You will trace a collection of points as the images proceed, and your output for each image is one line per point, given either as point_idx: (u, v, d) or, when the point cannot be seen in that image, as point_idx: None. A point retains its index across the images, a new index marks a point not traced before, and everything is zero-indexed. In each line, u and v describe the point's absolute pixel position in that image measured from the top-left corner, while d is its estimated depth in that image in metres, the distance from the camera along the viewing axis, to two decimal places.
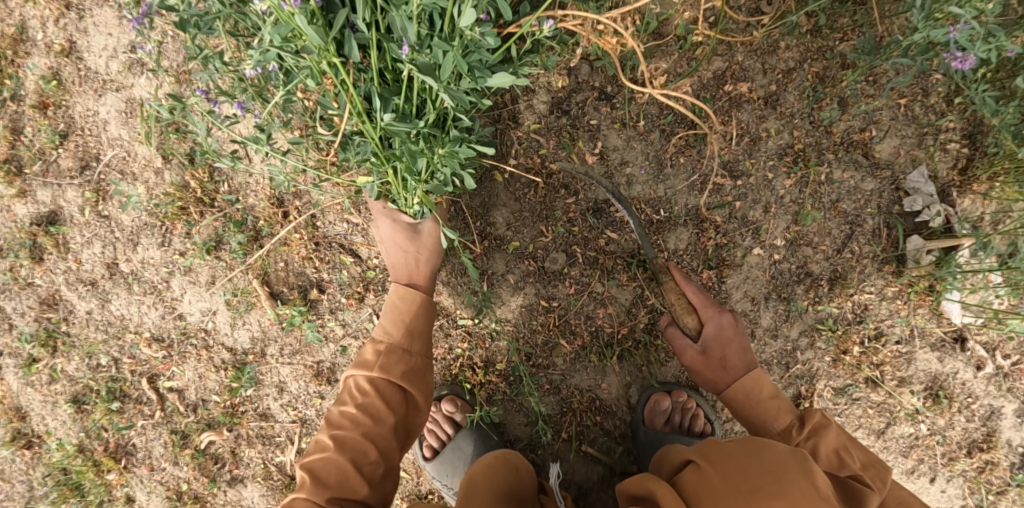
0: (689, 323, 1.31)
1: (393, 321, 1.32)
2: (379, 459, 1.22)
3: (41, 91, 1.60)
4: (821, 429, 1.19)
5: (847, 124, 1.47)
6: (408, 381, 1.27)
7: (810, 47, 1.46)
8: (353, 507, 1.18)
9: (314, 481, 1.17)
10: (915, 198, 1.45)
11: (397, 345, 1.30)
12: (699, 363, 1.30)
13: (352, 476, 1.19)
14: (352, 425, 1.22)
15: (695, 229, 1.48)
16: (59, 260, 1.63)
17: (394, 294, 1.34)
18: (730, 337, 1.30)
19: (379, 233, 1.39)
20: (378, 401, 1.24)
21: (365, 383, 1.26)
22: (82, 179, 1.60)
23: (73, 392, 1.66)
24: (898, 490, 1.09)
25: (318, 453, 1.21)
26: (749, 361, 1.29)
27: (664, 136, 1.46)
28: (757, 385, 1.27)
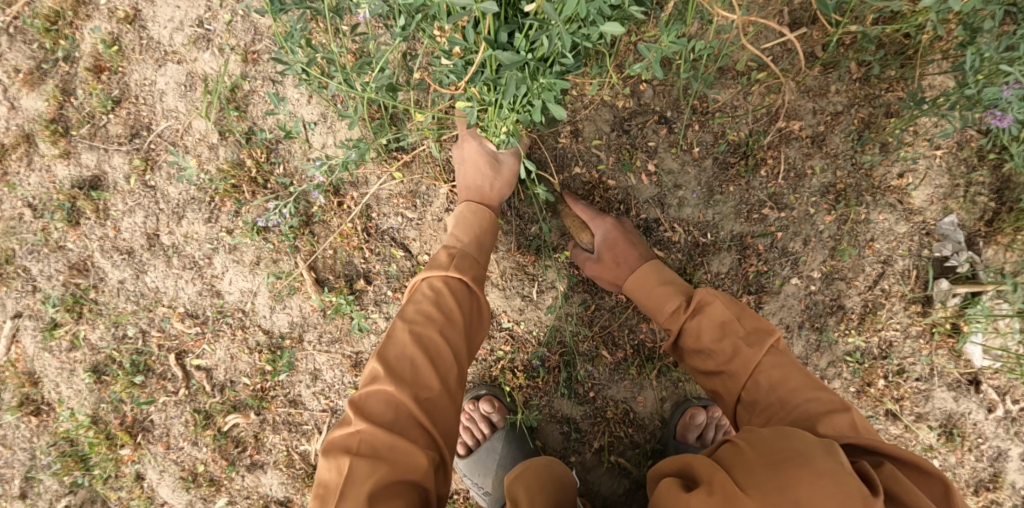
0: (583, 239, 1.42)
1: (465, 232, 1.34)
2: (451, 358, 1.19)
3: (97, 55, 1.58)
4: (706, 306, 1.19)
5: (886, 169, 1.54)
6: (477, 283, 1.27)
7: (858, 94, 1.53)
8: (425, 406, 1.14)
9: (390, 375, 1.13)
10: (944, 244, 1.54)
11: (469, 252, 1.31)
12: (597, 271, 1.40)
13: (427, 371, 1.15)
14: (426, 323, 1.20)
15: (737, 255, 1.54)
16: (96, 226, 1.60)
17: (465, 209, 1.37)
18: (617, 237, 1.38)
19: (462, 155, 1.42)
20: (452, 300, 1.23)
21: (438, 283, 1.25)
22: (130, 146, 1.59)
23: (94, 361, 1.62)
24: (773, 358, 1.11)
25: (392, 348, 1.17)
26: (641, 256, 1.37)
27: (716, 164, 1.52)
28: (650, 273, 1.31)
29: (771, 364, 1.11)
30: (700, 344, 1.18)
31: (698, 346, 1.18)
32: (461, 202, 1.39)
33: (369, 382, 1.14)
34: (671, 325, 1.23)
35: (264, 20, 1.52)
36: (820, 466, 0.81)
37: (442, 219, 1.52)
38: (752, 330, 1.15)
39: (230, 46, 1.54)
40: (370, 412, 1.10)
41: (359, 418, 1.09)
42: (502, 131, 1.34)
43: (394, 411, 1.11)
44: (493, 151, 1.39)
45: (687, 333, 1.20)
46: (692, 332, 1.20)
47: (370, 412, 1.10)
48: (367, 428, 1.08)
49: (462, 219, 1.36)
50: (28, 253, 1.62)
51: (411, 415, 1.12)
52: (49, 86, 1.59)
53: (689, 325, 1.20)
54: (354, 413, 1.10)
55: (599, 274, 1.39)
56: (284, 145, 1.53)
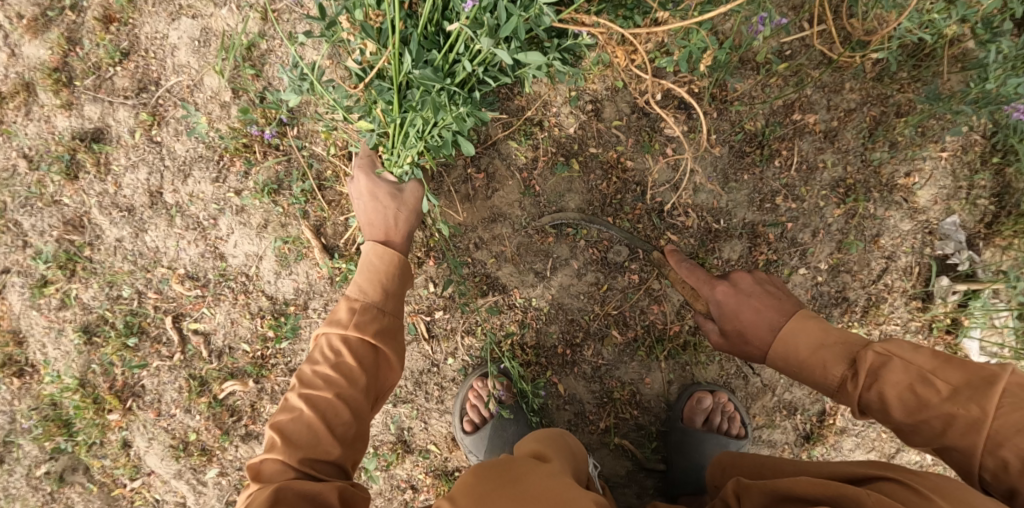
0: (705, 320, 1.30)
1: (368, 281, 1.28)
2: (349, 414, 1.14)
3: (107, 5, 1.53)
4: (879, 371, 1.04)
5: (893, 167, 1.58)
6: (379, 334, 1.21)
7: (871, 93, 1.57)
8: (322, 467, 1.10)
9: (283, 442, 1.10)
10: (947, 243, 1.58)
11: (373, 303, 1.25)
12: (724, 346, 1.27)
13: (323, 430, 1.11)
14: (324, 386, 1.15)
15: (748, 242, 1.54)
16: (96, 181, 1.54)
17: (370, 254, 1.31)
18: (738, 304, 1.23)
19: (358, 188, 1.41)
20: (350, 357, 1.18)
21: (336, 341, 1.20)
22: (137, 101, 1.54)
23: (85, 321, 1.56)
24: (1008, 418, 0.92)
25: (286, 414, 1.14)
26: (782, 312, 1.20)
27: (732, 152, 1.53)
28: (796, 332, 1.15)
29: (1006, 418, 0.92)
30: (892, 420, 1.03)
31: (889, 421, 1.03)
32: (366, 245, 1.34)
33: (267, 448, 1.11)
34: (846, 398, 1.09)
35: None
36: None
37: (457, 190, 1.48)
38: (963, 385, 0.97)
39: (248, 3, 1.50)
40: (263, 477, 1.07)
41: (255, 481, 1.07)
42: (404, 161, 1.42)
43: (290, 472, 1.07)
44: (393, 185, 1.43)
45: (869, 405, 1.05)
46: (875, 405, 1.04)
47: (265, 474, 1.07)
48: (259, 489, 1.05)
49: (369, 266, 1.30)
50: (21, 206, 1.55)
51: (304, 477, 1.07)
52: (53, 34, 1.54)
53: (866, 398, 1.05)
54: (251, 476, 1.08)
55: (727, 346, 1.25)
56: (300, 108, 1.50)
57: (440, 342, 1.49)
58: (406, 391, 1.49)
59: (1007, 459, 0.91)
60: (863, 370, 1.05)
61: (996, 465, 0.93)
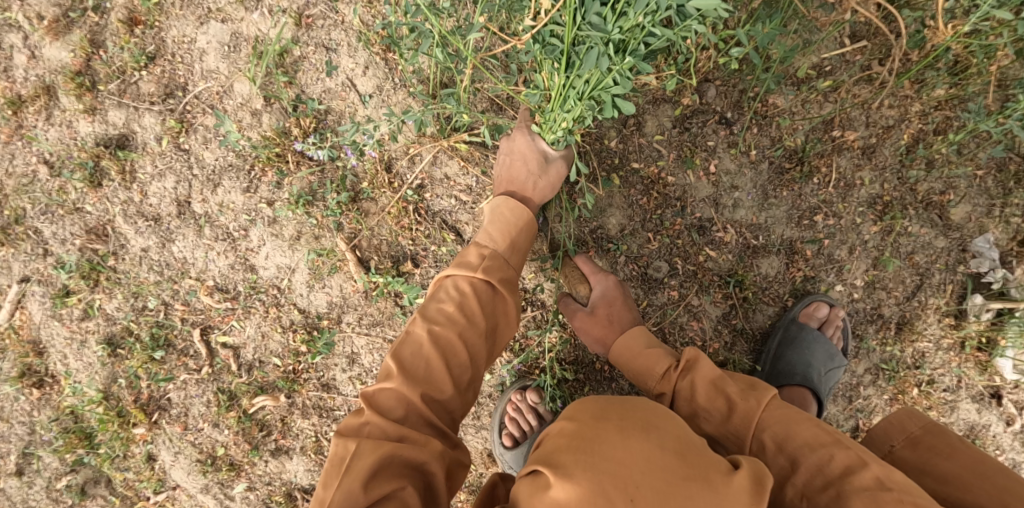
0: (581, 291, 1.38)
1: (496, 228, 1.21)
2: (470, 362, 1.05)
3: (133, 7, 1.49)
4: (696, 365, 1.12)
5: (929, 184, 1.59)
6: (508, 287, 1.14)
7: (910, 110, 1.57)
8: (434, 407, 1.01)
9: (400, 371, 1.00)
10: (981, 261, 1.58)
11: (499, 252, 1.17)
12: (587, 324, 1.33)
13: (440, 369, 1.02)
14: (448, 324, 1.06)
15: (785, 259, 1.52)
16: (120, 189, 1.50)
17: (500, 206, 1.23)
18: (615, 296, 1.33)
19: (510, 146, 1.34)
20: (477, 302, 1.09)
21: (465, 282, 1.11)
22: (163, 106, 1.49)
23: (109, 332, 1.51)
24: (776, 411, 1.00)
25: (407, 346, 1.04)
26: (633, 321, 1.31)
27: (772, 168, 1.52)
28: (632, 338, 1.25)
29: (776, 413, 1.00)
30: (695, 406, 1.09)
31: (690, 411, 1.09)
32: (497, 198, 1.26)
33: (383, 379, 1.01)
34: (664, 388, 1.15)
35: None
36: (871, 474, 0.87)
37: None
38: (753, 386, 1.06)
39: (282, 8, 1.46)
40: (377, 407, 0.97)
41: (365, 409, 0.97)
42: (559, 127, 1.29)
43: (405, 409, 0.98)
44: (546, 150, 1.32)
45: (680, 394, 1.12)
46: (684, 395, 1.11)
47: (380, 406, 0.98)
48: (373, 423, 0.95)
49: (496, 215, 1.22)
50: (42, 213, 1.51)
51: (418, 419, 0.98)
52: (75, 36, 1.49)
53: (681, 386, 1.12)
54: (363, 405, 0.98)
55: (587, 326, 1.31)
56: (333, 116, 1.46)
57: None
58: None
59: (764, 443, 0.98)
60: (683, 362, 1.14)
61: (757, 447, 0.99)
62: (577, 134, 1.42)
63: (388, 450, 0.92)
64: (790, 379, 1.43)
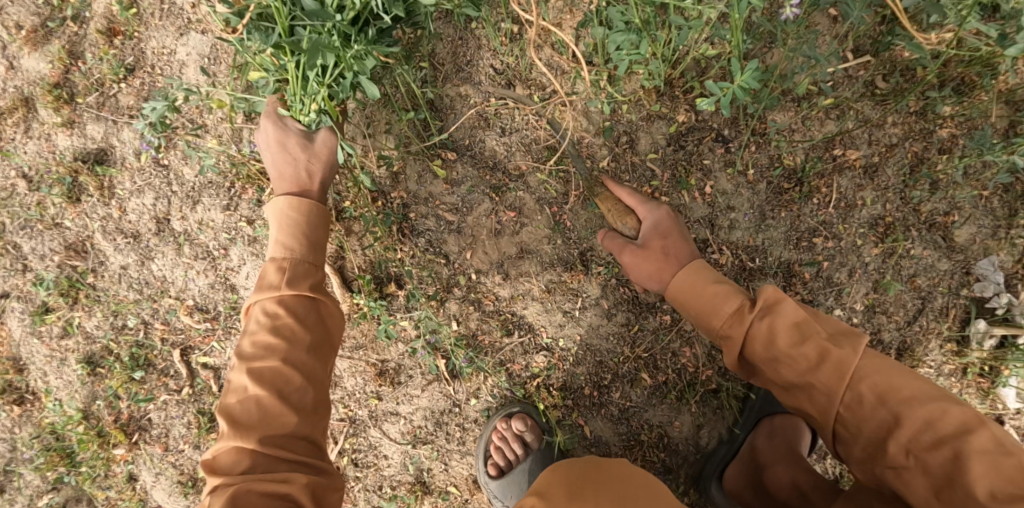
0: (628, 223, 1.31)
1: (288, 236, 1.20)
2: (301, 379, 1.07)
3: (111, 17, 1.44)
4: (775, 305, 1.05)
5: (933, 205, 1.54)
6: (316, 289, 1.16)
7: (914, 128, 1.52)
8: (281, 441, 1.02)
9: (232, 423, 1.02)
10: (986, 284, 1.53)
11: (300, 259, 1.18)
12: (637, 261, 1.26)
13: (272, 402, 1.04)
14: (265, 356, 1.08)
15: (782, 281, 1.48)
16: (99, 205, 1.46)
17: (284, 208, 1.22)
18: (669, 227, 1.27)
19: (265, 139, 1.31)
20: (290, 319, 1.10)
21: (271, 306, 1.12)
22: (142, 121, 1.45)
23: (88, 351, 1.48)
24: (919, 384, 0.93)
25: (235, 392, 1.06)
26: (691, 253, 1.24)
27: (770, 188, 1.46)
28: (698, 272, 1.18)
29: (906, 370, 0.96)
30: (772, 353, 1.02)
31: (768, 351, 1.03)
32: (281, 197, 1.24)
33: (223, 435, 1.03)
34: (732, 328, 1.08)
35: None
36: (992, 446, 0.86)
37: (483, 225, 1.40)
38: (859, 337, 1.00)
39: None
40: (219, 470, 0.99)
41: (210, 475, 0.99)
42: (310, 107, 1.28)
43: (248, 457, 1.00)
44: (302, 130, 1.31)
45: (755, 335, 1.04)
46: (761, 335, 1.04)
47: (222, 466, 1.00)
48: (218, 485, 0.97)
49: (284, 219, 1.20)
50: (20, 228, 1.47)
51: (267, 455, 1.00)
52: (53, 47, 1.44)
53: (757, 328, 1.05)
54: (205, 473, 1.00)
55: (640, 263, 1.25)
56: None
57: (462, 382, 1.42)
58: (426, 432, 1.43)
59: (862, 392, 0.94)
60: (763, 301, 1.06)
61: (853, 399, 0.94)
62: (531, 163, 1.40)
63: (239, 498, 0.94)
64: None
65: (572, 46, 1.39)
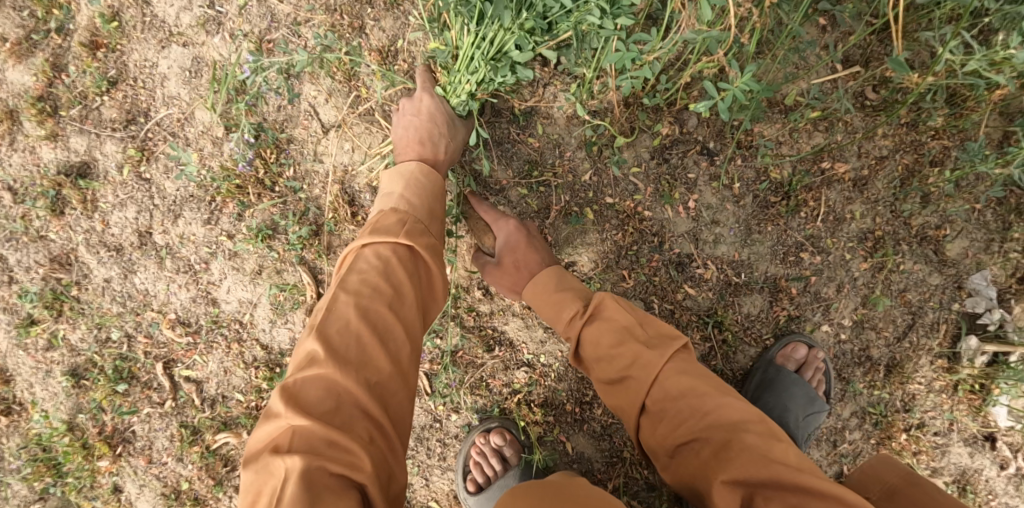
0: (488, 240, 1.36)
1: (413, 191, 1.15)
2: (405, 337, 1.00)
3: (95, 30, 1.44)
4: (597, 310, 1.14)
5: (924, 218, 1.51)
6: (434, 247, 1.09)
7: (905, 140, 1.49)
8: (372, 395, 0.95)
9: (329, 357, 0.94)
10: (977, 299, 1.50)
11: (420, 217, 1.11)
12: (499, 276, 1.30)
13: (374, 351, 0.97)
14: (373, 296, 1.01)
15: (768, 297, 1.45)
16: (83, 218, 1.46)
17: (414, 171, 1.18)
18: (518, 240, 1.29)
19: (415, 107, 1.29)
20: (403, 268, 1.03)
21: (388, 245, 1.05)
22: (125, 134, 1.45)
23: (72, 363, 1.48)
24: (681, 364, 1.05)
25: (334, 322, 0.98)
26: (541, 261, 1.28)
27: (757, 202, 1.43)
28: (549, 278, 1.23)
29: (678, 362, 1.05)
30: (597, 350, 1.10)
31: (596, 352, 1.11)
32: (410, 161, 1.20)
33: (306, 364, 0.95)
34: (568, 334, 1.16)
35: (282, 7, 1.40)
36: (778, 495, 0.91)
37: (465, 240, 1.39)
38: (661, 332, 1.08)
39: (245, 33, 1.41)
40: (299, 403, 0.91)
41: (288, 407, 0.91)
42: (463, 90, 1.30)
43: (334, 401, 0.92)
44: (451, 114, 1.30)
45: (585, 340, 1.13)
46: (589, 340, 1.12)
47: (303, 401, 0.91)
48: (298, 422, 0.89)
49: (414, 179, 1.17)
50: (4, 240, 1.46)
51: (354, 408, 0.93)
52: (38, 59, 1.44)
53: (584, 332, 1.13)
54: (284, 403, 0.91)
55: (500, 278, 1.29)
56: (296, 146, 1.42)
57: (443, 398, 1.41)
58: (407, 447, 1.42)
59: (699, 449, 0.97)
60: (592, 308, 1.14)
61: (659, 393, 1.03)
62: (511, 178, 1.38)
63: (314, 452, 0.88)
64: None
65: (554, 59, 1.37)
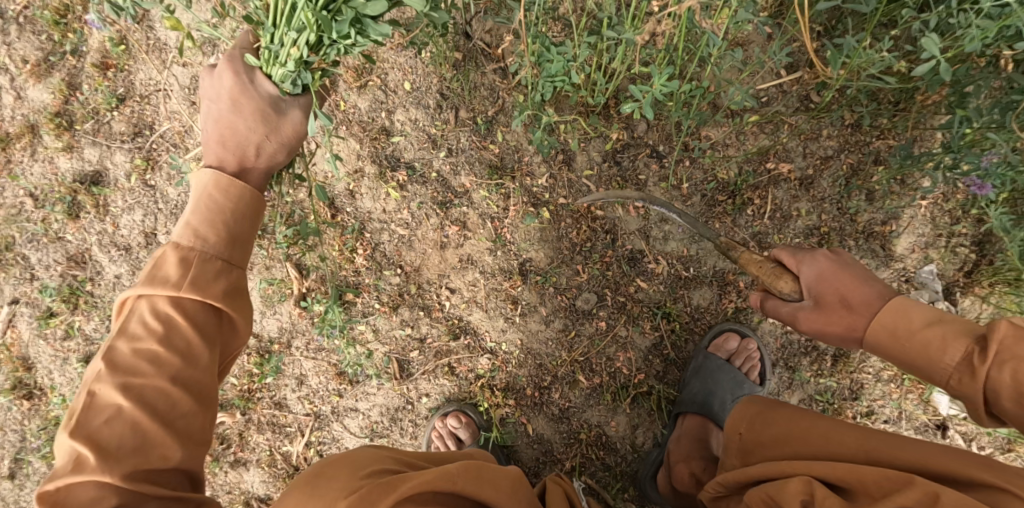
0: (783, 287, 1.09)
1: (205, 223, 0.98)
2: (193, 404, 0.91)
3: (105, 52, 1.61)
4: (1011, 346, 0.89)
5: (870, 215, 1.59)
6: (232, 292, 0.97)
7: (849, 140, 1.58)
8: (156, 475, 0.88)
9: (97, 451, 0.84)
10: (922, 293, 1.60)
11: (208, 254, 0.97)
12: (819, 323, 1.04)
13: (154, 431, 0.87)
14: (151, 366, 0.90)
15: (717, 290, 1.53)
16: (95, 221, 1.63)
17: (211, 189, 0.99)
18: (834, 277, 1.04)
19: (219, 87, 1.06)
20: (190, 327, 0.92)
21: (165, 304, 0.92)
22: (133, 145, 1.62)
23: (88, 351, 1.65)
24: None
25: (99, 414, 0.87)
26: (877, 298, 1.01)
27: (704, 201, 1.54)
28: (902, 315, 0.99)
29: None
30: None
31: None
32: (208, 171, 1.01)
33: (70, 461, 0.84)
34: (965, 384, 0.93)
35: None
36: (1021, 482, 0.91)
37: (432, 238, 1.52)
38: None
39: None
40: None
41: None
42: (289, 57, 1.04)
43: (111, 497, 0.83)
44: (274, 95, 1.08)
45: (997, 391, 0.89)
46: (1004, 390, 0.89)
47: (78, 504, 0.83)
48: None
49: (205, 204, 0.98)
50: (27, 241, 1.63)
51: (139, 494, 0.85)
52: (55, 79, 1.61)
53: (997, 378, 0.89)
54: None
55: (824, 326, 1.03)
56: None
57: (413, 382, 1.54)
58: (382, 427, 1.56)
59: None
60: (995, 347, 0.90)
61: None
62: (474, 178, 1.51)
63: None
64: (687, 407, 1.46)
65: (512, 72, 1.51)
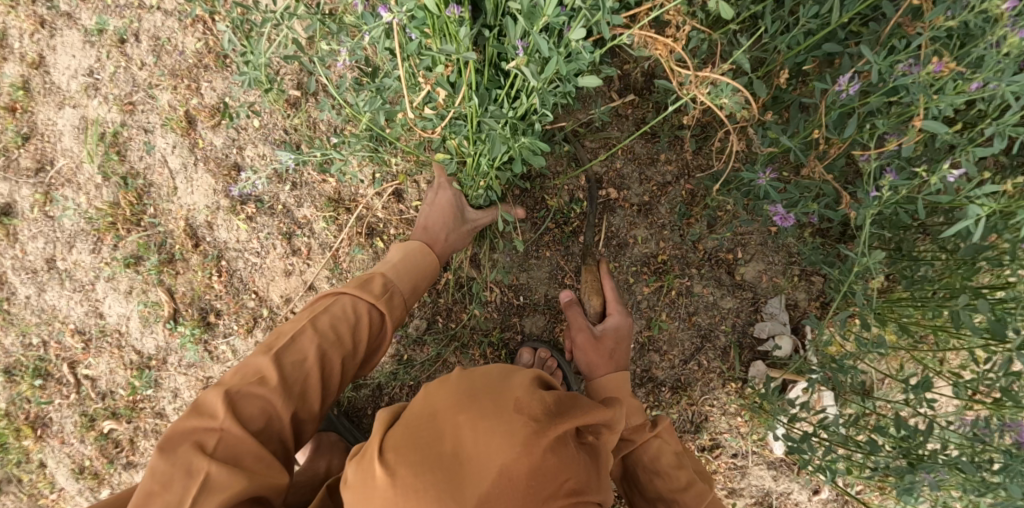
0: (593, 303, 1.47)
1: (404, 268, 1.35)
2: (336, 385, 1.19)
3: (10, 93, 1.75)
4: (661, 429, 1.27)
5: (715, 242, 1.54)
6: (397, 320, 1.29)
7: (689, 164, 1.54)
8: (295, 422, 1.13)
9: (281, 382, 1.10)
10: (765, 324, 1.54)
11: (399, 291, 1.31)
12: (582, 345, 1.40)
13: (314, 391, 1.14)
14: (334, 340, 1.18)
15: (550, 318, 1.58)
16: (6, 248, 1.79)
17: (415, 248, 1.39)
18: (627, 336, 1.39)
19: (435, 197, 1.46)
20: (367, 329, 1.22)
21: (362, 305, 1.23)
22: (36, 180, 1.77)
23: (5, 363, 1.80)
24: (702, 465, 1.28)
25: (294, 354, 1.14)
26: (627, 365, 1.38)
27: (534, 229, 1.56)
28: (628, 380, 1.35)
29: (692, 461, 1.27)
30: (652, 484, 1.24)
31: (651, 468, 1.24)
32: (414, 240, 1.41)
33: (255, 379, 1.10)
34: (632, 437, 1.25)
35: (141, 73, 1.70)
36: (512, 399, 0.93)
37: (279, 266, 1.68)
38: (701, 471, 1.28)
39: (114, 96, 1.72)
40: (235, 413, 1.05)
41: (226, 413, 1.04)
42: (479, 184, 1.45)
43: (264, 422, 1.08)
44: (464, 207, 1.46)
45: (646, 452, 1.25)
46: (648, 453, 1.25)
47: (241, 414, 1.06)
48: (232, 430, 1.04)
49: (410, 256, 1.37)
50: None
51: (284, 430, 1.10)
52: None
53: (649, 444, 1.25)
54: (224, 407, 1.05)
55: (588, 348, 1.37)
56: (154, 189, 1.70)
57: None
58: None
59: None
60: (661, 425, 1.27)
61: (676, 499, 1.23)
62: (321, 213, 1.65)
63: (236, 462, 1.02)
64: None
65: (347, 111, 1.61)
